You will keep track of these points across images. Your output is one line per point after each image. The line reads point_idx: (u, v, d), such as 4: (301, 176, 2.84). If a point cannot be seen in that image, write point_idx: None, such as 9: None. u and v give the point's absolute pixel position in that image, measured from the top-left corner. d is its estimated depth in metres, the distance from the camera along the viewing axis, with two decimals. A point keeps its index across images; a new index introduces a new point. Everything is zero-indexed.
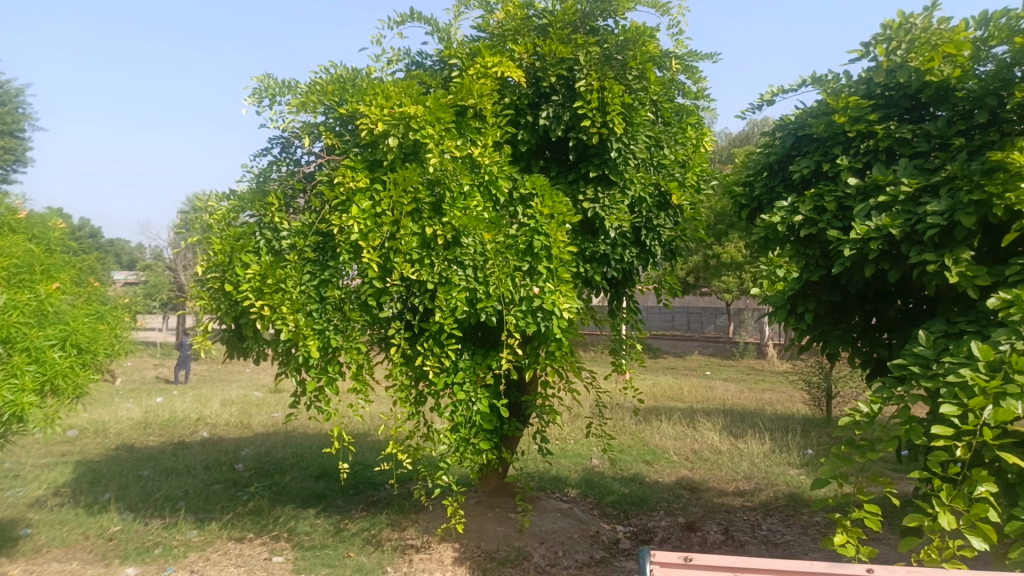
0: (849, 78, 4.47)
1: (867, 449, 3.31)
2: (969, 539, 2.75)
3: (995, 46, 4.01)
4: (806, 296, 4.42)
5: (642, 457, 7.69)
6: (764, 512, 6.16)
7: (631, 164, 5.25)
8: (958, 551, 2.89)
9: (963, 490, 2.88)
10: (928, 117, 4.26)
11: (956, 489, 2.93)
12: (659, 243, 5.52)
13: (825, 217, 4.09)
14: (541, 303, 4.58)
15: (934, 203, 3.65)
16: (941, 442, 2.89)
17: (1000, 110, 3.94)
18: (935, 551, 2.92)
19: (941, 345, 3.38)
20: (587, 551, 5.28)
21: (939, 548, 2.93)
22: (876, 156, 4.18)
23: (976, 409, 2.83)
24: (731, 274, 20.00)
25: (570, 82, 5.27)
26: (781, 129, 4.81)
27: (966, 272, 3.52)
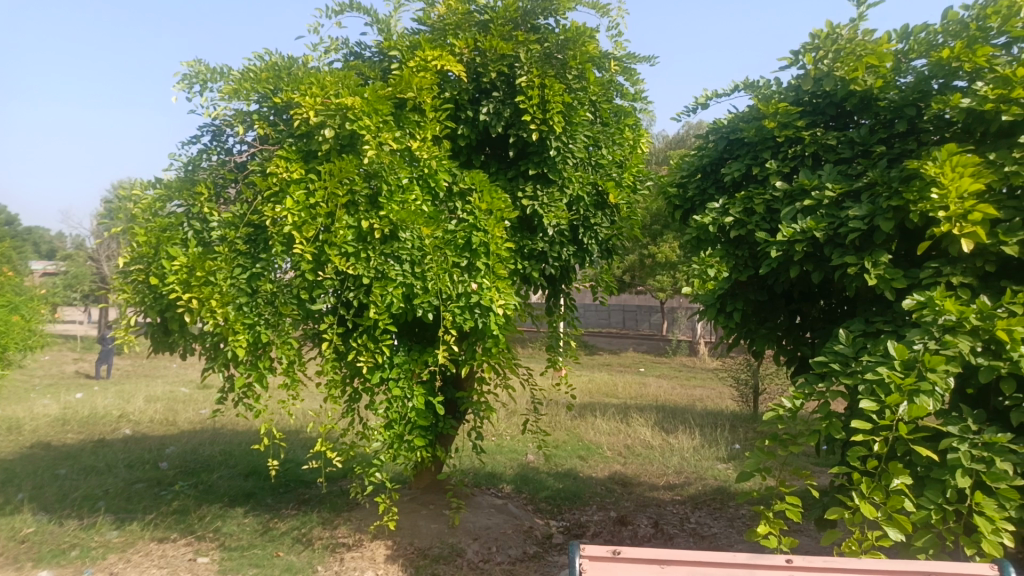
0: (779, 85, 4.60)
1: (790, 443, 3.43)
2: (887, 530, 2.88)
3: (915, 59, 4.20)
4: (735, 296, 4.56)
5: (576, 453, 7.78)
6: (693, 505, 6.33)
7: (569, 163, 5.30)
8: (876, 542, 3.02)
9: (880, 482, 3.01)
10: (852, 124, 4.44)
11: (873, 482, 3.05)
12: (596, 242, 5.59)
13: (754, 219, 4.22)
14: (478, 299, 4.57)
15: (857, 208, 3.81)
16: (860, 437, 3.01)
17: (918, 120, 4.13)
18: (854, 543, 3.04)
19: (859, 344, 3.52)
20: (520, 546, 5.31)
21: (858, 539, 3.05)
22: (803, 161, 4.33)
23: (892, 406, 2.97)
24: (665, 273, 20.44)
25: (510, 79, 5.28)
26: (714, 133, 4.93)
27: (884, 275, 3.68)
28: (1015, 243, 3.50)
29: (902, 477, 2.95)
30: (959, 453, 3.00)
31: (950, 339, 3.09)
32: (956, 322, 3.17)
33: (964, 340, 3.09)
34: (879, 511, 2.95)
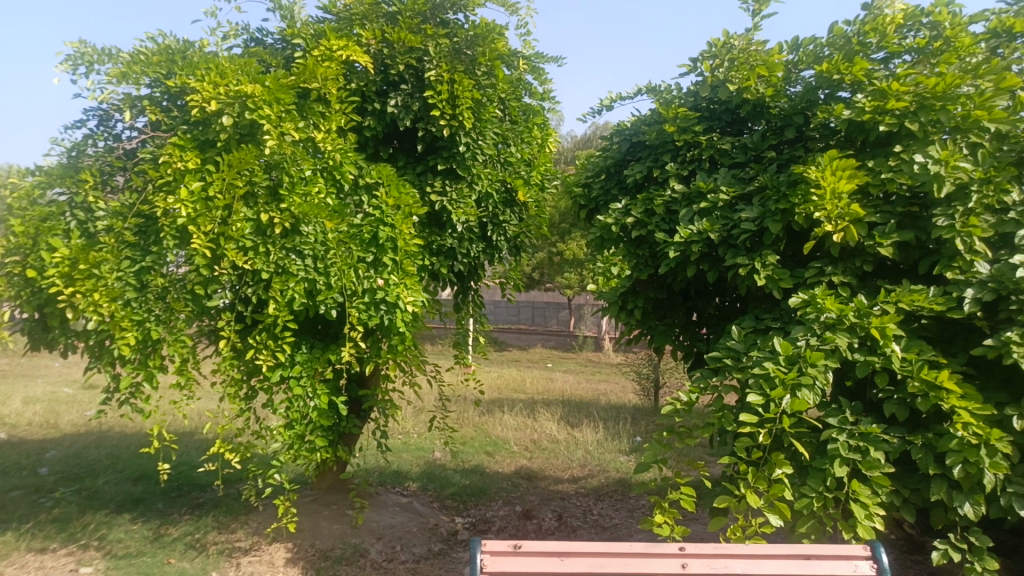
0: (680, 90, 4.76)
1: (685, 435, 3.57)
2: (768, 517, 3.04)
3: (804, 70, 4.43)
4: (636, 294, 4.71)
5: (483, 449, 7.81)
6: (596, 498, 6.47)
7: (478, 159, 5.30)
8: (759, 528, 3.18)
9: (765, 472, 3.17)
10: (746, 130, 4.64)
11: (759, 471, 3.22)
12: (504, 239, 5.62)
13: (654, 220, 4.35)
14: (384, 296, 4.51)
15: (748, 211, 4.00)
16: (747, 428, 3.17)
17: (805, 128, 4.37)
18: (739, 529, 3.19)
19: (750, 340, 3.70)
20: (425, 544, 5.28)
21: (743, 526, 3.21)
22: (700, 164, 4.51)
23: (777, 399, 3.14)
24: (573, 270, 20.78)
25: (419, 73, 5.22)
26: (618, 134, 5.04)
27: (772, 275, 3.87)
28: (888, 245, 3.76)
29: (784, 467, 3.12)
30: (838, 443, 3.20)
31: (830, 335, 3.29)
32: (835, 320, 3.38)
33: (842, 337, 3.30)
34: (762, 499, 3.11)
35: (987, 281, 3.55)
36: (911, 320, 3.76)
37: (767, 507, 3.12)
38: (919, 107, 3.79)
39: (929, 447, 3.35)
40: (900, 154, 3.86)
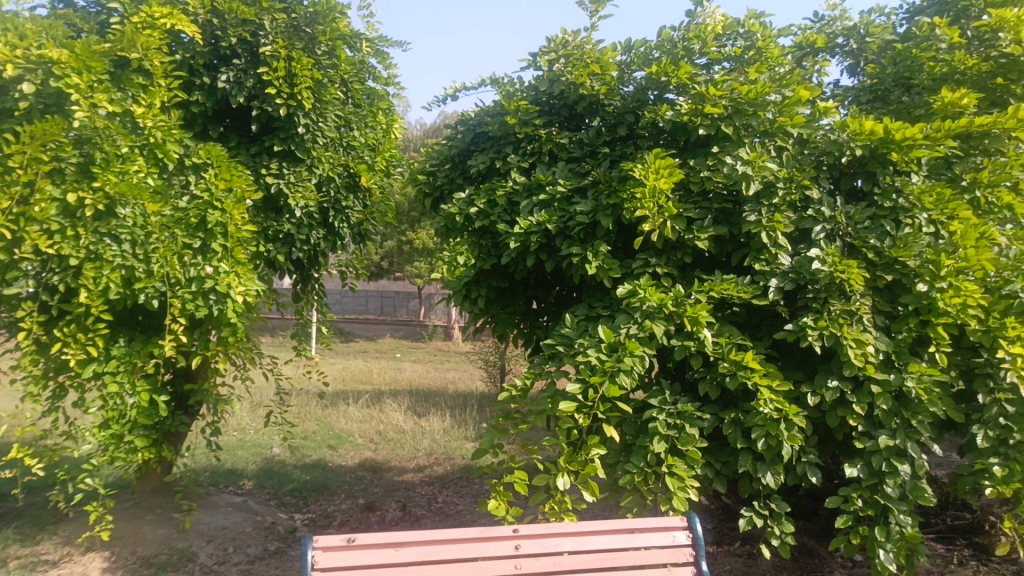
0: (521, 83, 4.85)
1: (519, 420, 3.69)
2: (581, 494, 3.21)
3: (636, 71, 4.66)
4: (479, 283, 4.79)
5: (326, 442, 7.60)
6: (440, 486, 6.50)
7: (319, 143, 5.12)
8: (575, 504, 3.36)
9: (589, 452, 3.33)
10: (583, 126, 4.80)
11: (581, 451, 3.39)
12: (347, 225, 5.46)
13: (496, 210, 4.40)
14: (213, 284, 4.24)
15: (582, 204, 4.17)
16: (570, 411, 3.32)
17: (636, 126, 4.61)
18: (556, 505, 3.32)
19: (581, 328, 3.86)
20: (260, 544, 5.05)
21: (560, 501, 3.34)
22: (540, 157, 4.62)
23: (596, 385, 3.34)
24: (422, 259, 20.66)
25: (253, 48, 4.94)
26: (462, 124, 5.04)
27: (603, 266, 4.05)
28: (705, 237, 4.07)
29: (597, 446, 3.32)
30: (656, 422, 3.45)
31: (648, 323, 3.55)
32: (655, 308, 3.62)
33: (659, 325, 3.58)
34: (576, 477, 3.27)
35: (788, 272, 3.95)
36: (724, 307, 4.11)
37: (581, 484, 3.27)
38: (734, 113, 4.13)
39: (738, 423, 3.67)
40: (717, 155, 4.19)
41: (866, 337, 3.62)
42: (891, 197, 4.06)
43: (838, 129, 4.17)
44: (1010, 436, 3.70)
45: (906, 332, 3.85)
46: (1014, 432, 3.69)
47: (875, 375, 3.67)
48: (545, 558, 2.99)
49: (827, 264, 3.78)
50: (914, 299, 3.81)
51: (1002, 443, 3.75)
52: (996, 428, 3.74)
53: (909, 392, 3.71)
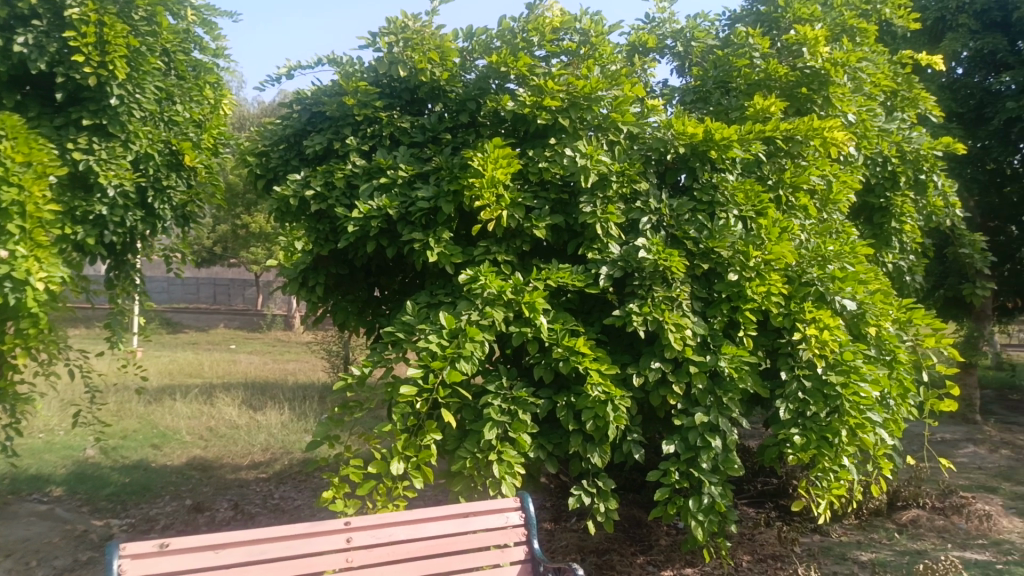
0: (361, 64, 4.71)
1: (355, 409, 3.60)
2: (413, 481, 3.22)
3: (477, 59, 4.68)
4: (317, 269, 4.60)
5: (148, 442, 7.05)
6: (277, 481, 6.24)
7: (137, 117, 4.71)
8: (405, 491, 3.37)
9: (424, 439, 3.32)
10: (424, 111, 4.76)
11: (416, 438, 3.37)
12: (169, 207, 5.06)
13: (334, 194, 4.25)
14: (9, 271, 3.72)
15: (424, 190, 4.13)
16: (408, 397, 3.29)
17: (477, 114, 4.62)
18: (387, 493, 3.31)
19: (423, 315, 3.82)
20: (69, 555, 4.59)
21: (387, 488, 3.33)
22: (380, 141, 4.53)
23: (437, 370, 3.32)
24: (259, 244, 19.63)
25: (57, 9, 4.45)
26: (298, 103, 4.81)
27: (444, 252, 4.03)
28: (543, 227, 4.20)
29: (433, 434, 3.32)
30: (491, 407, 3.51)
31: (488, 310, 3.62)
32: (495, 296, 3.70)
33: (498, 311, 3.65)
34: (409, 464, 3.28)
35: (617, 260, 4.16)
36: (559, 294, 4.26)
37: (412, 471, 3.28)
38: (570, 105, 4.28)
39: (571, 406, 3.86)
40: (554, 146, 4.32)
41: (684, 321, 3.91)
42: (708, 191, 4.41)
43: (663, 128, 4.46)
44: (807, 409, 4.13)
45: (720, 318, 4.18)
46: (810, 405, 4.12)
47: (692, 356, 3.99)
48: (378, 549, 2.96)
49: (652, 253, 4.05)
50: (727, 286, 4.15)
51: (800, 415, 4.17)
52: (795, 402, 4.16)
53: (723, 371, 4.05)
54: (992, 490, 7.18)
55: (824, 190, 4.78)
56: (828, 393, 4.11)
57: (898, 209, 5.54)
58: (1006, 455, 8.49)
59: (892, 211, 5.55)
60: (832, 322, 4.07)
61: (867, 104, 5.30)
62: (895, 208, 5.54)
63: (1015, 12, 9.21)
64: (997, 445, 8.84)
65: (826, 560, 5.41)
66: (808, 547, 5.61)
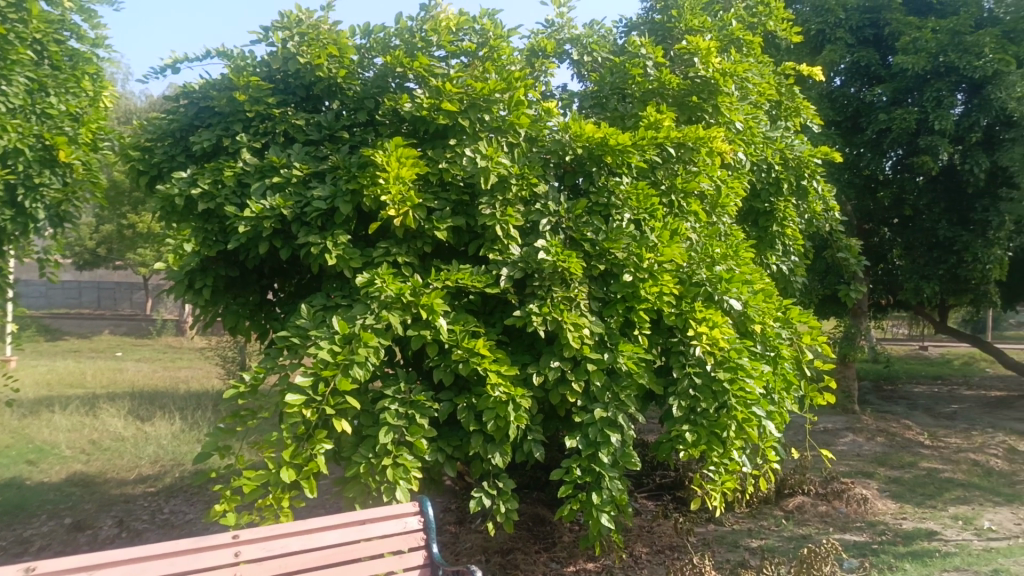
0: (254, 58, 4.56)
1: (248, 418, 3.47)
2: (303, 492, 3.21)
3: (375, 57, 4.60)
4: (205, 271, 4.40)
5: (22, 458, 6.55)
6: (167, 495, 5.93)
7: (3, 109, 4.38)
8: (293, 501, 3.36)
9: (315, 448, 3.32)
10: (321, 108, 4.65)
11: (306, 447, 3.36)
12: (42, 206, 4.70)
13: (224, 192, 4.08)
14: None
15: (320, 189, 4.03)
16: (297, 406, 3.27)
17: (376, 112, 4.54)
18: (275, 502, 3.30)
19: (319, 318, 3.72)
20: None
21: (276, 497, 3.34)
22: (274, 138, 4.40)
23: (327, 378, 3.33)
24: (147, 246, 18.59)
25: None
26: (185, 97, 4.59)
27: (342, 254, 3.94)
28: (444, 228, 4.17)
29: (323, 442, 3.34)
30: (386, 413, 3.62)
31: (383, 314, 3.59)
32: (393, 298, 3.68)
33: (394, 315, 3.63)
34: (299, 474, 3.26)
35: (517, 261, 4.19)
36: (460, 295, 4.25)
37: (301, 480, 3.27)
38: (469, 107, 4.28)
39: (471, 407, 3.88)
40: (454, 147, 4.30)
41: (582, 321, 3.99)
42: (604, 195, 4.52)
43: (561, 131, 4.55)
44: (698, 405, 4.30)
45: (616, 317, 4.29)
46: (700, 401, 4.28)
47: (590, 355, 4.07)
48: (270, 561, 2.86)
49: (551, 254, 4.10)
50: (622, 287, 4.27)
51: (692, 411, 4.33)
52: (686, 399, 4.30)
53: (619, 367, 4.17)
54: (868, 475, 7.69)
55: (713, 195, 5.00)
56: (716, 390, 4.29)
57: (782, 213, 5.85)
58: (881, 442, 9.13)
59: (776, 215, 5.85)
60: (721, 321, 4.24)
61: (754, 112, 5.57)
62: (779, 212, 5.85)
63: (886, 29, 9.92)
64: (873, 432, 9.48)
65: (719, 548, 5.65)
66: (703, 537, 5.84)
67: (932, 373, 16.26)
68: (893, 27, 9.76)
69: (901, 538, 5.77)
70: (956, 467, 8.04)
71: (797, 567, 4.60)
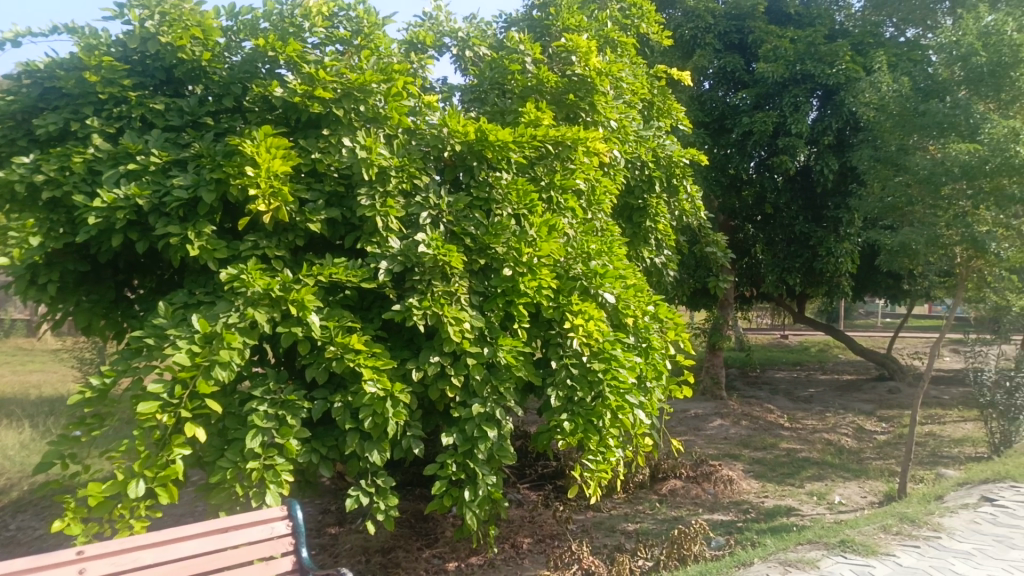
0: (108, 36, 4.25)
1: (96, 425, 3.27)
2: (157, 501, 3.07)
3: (243, 40, 4.39)
4: (51, 266, 4.07)
5: None
6: (14, 510, 5.46)
7: None
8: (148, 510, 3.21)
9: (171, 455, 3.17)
10: (184, 93, 4.41)
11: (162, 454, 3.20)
12: None
13: (71, 179, 3.79)
14: None
15: (181, 178, 3.81)
16: (150, 412, 3.10)
17: (244, 98, 4.35)
18: (127, 513, 3.14)
19: (179, 317, 3.52)
20: None
21: (129, 507, 3.17)
22: (129, 123, 4.13)
23: (186, 381, 3.18)
24: None
25: None
26: (28, 76, 4.21)
27: (206, 245, 3.75)
28: (317, 221, 4.06)
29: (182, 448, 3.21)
30: (255, 414, 3.48)
31: (248, 311, 3.45)
32: (261, 293, 3.55)
33: (261, 311, 3.50)
34: (152, 482, 3.11)
35: (397, 254, 4.08)
36: (335, 290, 4.14)
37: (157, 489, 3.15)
38: (343, 96, 4.15)
39: (347, 406, 3.78)
40: (329, 137, 4.17)
41: (462, 315, 3.98)
42: (485, 189, 4.53)
43: (439, 124, 4.51)
44: (575, 394, 4.40)
45: (496, 311, 4.31)
46: (577, 391, 4.40)
47: (470, 349, 4.06)
48: None
49: (431, 248, 4.05)
50: (501, 281, 4.29)
51: (569, 401, 4.43)
52: (563, 389, 4.41)
53: (499, 360, 4.19)
54: (735, 457, 8.18)
55: (590, 191, 5.12)
56: (592, 380, 4.42)
57: (654, 209, 6.09)
58: (746, 425, 9.72)
59: (649, 211, 6.08)
60: (597, 314, 4.35)
61: (628, 111, 5.76)
62: (652, 208, 6.09)
63: (749, 36, 10.57)
64: (739, 416, 10.08)
65: (597, 534, 5.84)
66: (581, 524, 6.01)
67: (792, 360, 17.48)
68: (756, 35, 10.40)
69: (763, 515, 6.17)
70: (812, 447, 8.68)
71: (668, 548, 4.82)
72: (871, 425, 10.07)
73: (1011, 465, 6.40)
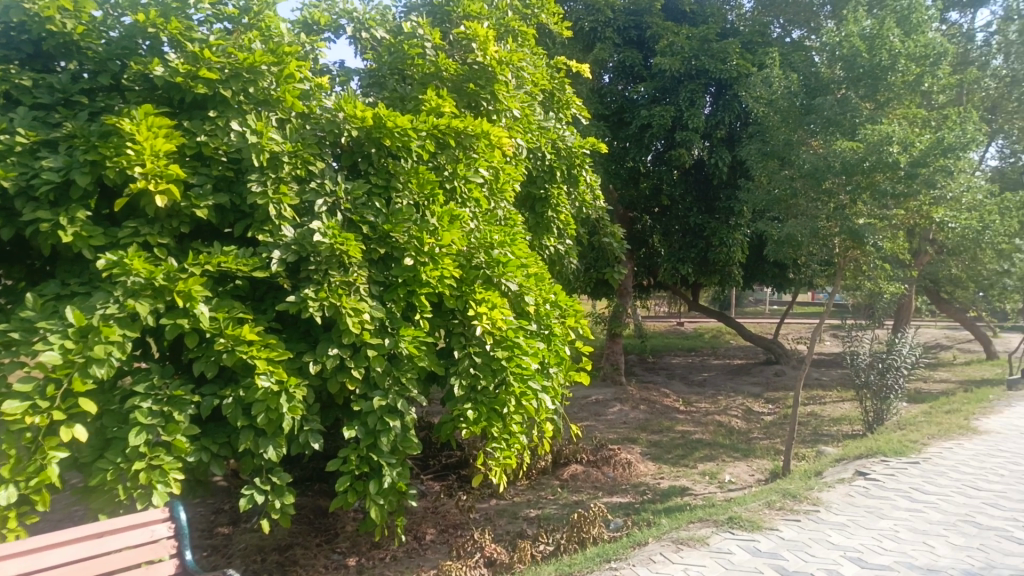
0: None
1: None
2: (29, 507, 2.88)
3: (121, 14, 4.13)
4: None
5: None
6: None
7: None
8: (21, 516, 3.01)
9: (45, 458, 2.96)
10: (54, 69, 4.10)
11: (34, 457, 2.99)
12: None
13: None
14: None
15: (51, 159, 3.54)
16: (21, 412, 2.89)
17: (122, 76, 4.09)
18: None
19: (50, 309, 3.30)
20: None
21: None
22: None
23: (60, 378, 2.98)
24: None
25: None
26: None
27: (80, 232, 3.50)
28: (204, 207, 3.87)
29: (56, 450, 3.01)
30: (138, 411, 3.28)
31: (128, 303, 3.26)
32: (143, 284, 3.35)
33: (144, 303, 3.31)
34: (24, 488, 2.92)
35: (291, 244, 3.94)
36: (225, 280, 3.97)
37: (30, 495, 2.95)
38: (230, 77, 4.01)
39: (238, 400, 3.64)
40: (216, 119, 3.98)
41: (360, 305, 3.89)
42: (384, 177, 4.45)
43: (334, 109, 4.38)
44: (477, 383, 4.40)
45: (396, 301, 4.24)
46: (480, 379, 4.39)
47: (369, 340, 3.98)
48: None
49: (327, 237, 3.94)
50: (402, 271, 4.22)
51: (472, 390, 4.42)
52: (466, 377, 4.39)
53: (399, 350, 4.13)
54: (633, 440, 8.43)
55: (493, 180, 5.12)
56: (495, 368, 4.43)
57: (555, 199, 6.17)
58: (644, 409, 10.04)
59: (550, 201, 6.16)
60: (500, 302, 4.36)
61: (529, 101, 5.80)
62: (552, 198, 6.16)
63: (647, 31, 10.86)
64: (637, 401, 10.40)
65: (500, 521, 5.90)
66: (483, 512, 6.06)
67: (687, 346, 18.21)
68: (653, 31, 10.71)
69: (659, 496, 6.41)
70: (704, 429, 9.08)
71: (569, 532, 4.91)
72: (759, 406, 10.63)
73: (881, 440, 6.90)
